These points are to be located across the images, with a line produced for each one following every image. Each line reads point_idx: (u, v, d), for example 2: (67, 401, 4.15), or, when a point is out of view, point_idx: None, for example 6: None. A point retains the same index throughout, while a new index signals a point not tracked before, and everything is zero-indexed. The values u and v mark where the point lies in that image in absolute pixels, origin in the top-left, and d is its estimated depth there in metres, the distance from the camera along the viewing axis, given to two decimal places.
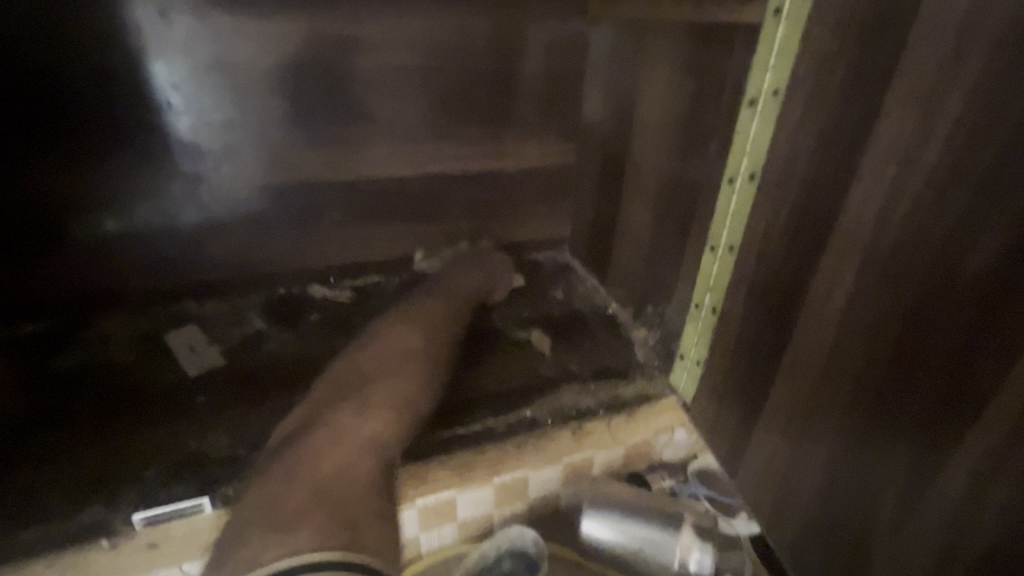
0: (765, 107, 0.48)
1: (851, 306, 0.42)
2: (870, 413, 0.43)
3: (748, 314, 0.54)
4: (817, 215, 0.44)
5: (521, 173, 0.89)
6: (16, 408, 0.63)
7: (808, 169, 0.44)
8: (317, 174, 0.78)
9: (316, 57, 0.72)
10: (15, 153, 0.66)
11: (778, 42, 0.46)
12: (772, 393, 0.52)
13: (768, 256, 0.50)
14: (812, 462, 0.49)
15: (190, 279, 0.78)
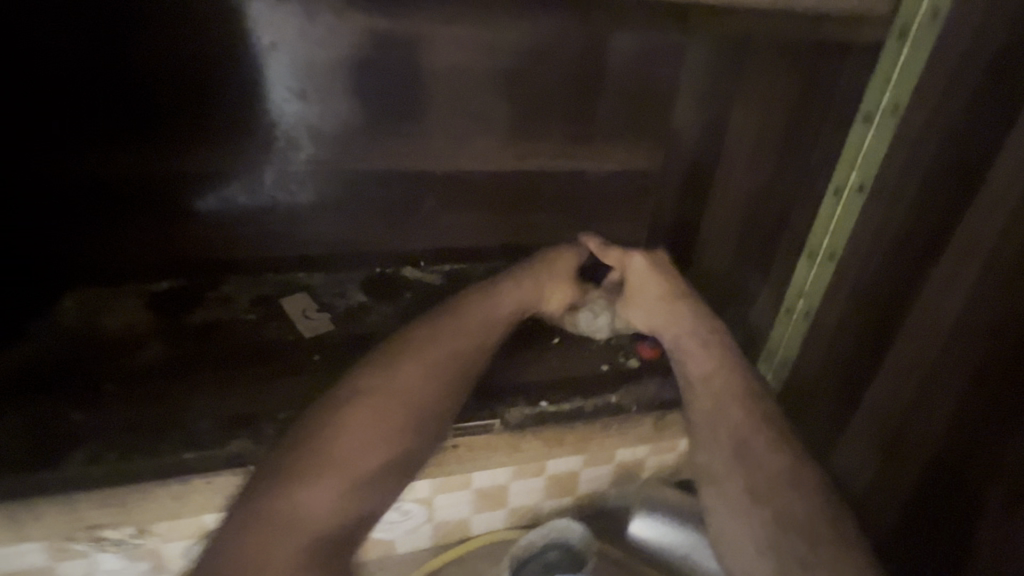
0: (880, 123, 0.68)
1: (966, 307, 0.59)
2: (971, 392, 0.58)
3: (856, 280, 0.72)
4: (932, 211, 0.62)
5: (603, 175, 0.90)
6: (155, 352, 0.67)
7: (914, 179, 0.65)
8: (415, 164, 0.83)
9: (415, 53, 0.75)
10: (136, 128, 0.70)
11: (896, 74, 0.66)
12: (877, 367, 0.69)
13: (881, 247, 0.69)
14: (917, 420, 0.64)
15: (301, 252, 0.84)
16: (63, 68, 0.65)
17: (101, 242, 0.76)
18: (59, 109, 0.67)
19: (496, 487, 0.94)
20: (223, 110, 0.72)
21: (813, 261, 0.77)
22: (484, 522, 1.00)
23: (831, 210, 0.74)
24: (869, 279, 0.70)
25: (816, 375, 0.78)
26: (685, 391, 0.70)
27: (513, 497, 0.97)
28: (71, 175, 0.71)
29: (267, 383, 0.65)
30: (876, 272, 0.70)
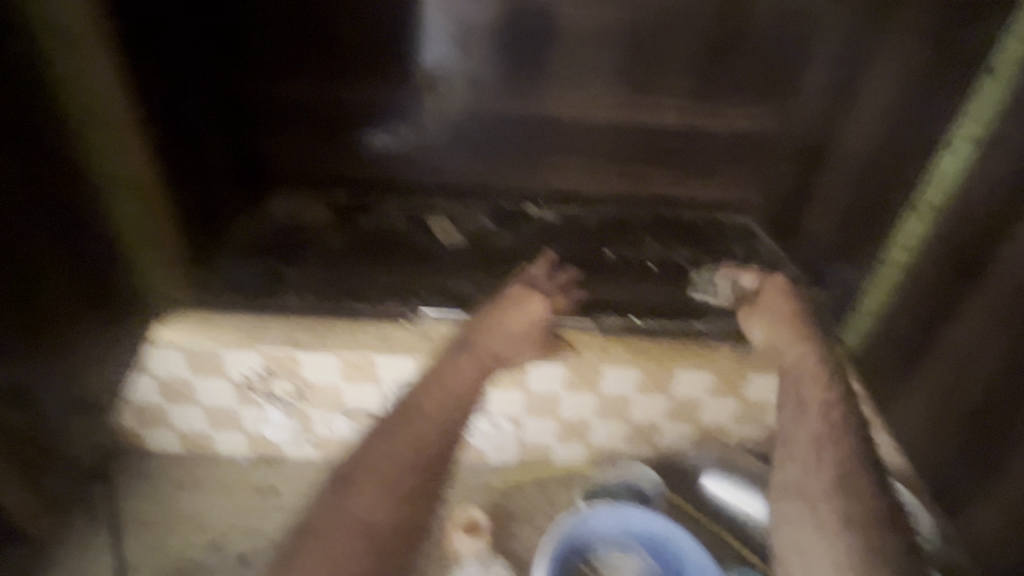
0: (982, 105, 0.72)
1: None
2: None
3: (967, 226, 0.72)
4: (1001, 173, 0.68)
5: (722, 136, 0.95)
6: (332, 241, 0.85)
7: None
8: (536, 113, 0.95)
9: (544, 13, 0.87)
10: (320, 70, 0.90)
11: (1012, 53, 0.69)
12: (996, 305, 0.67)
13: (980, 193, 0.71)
14: (975, 351, 0.70)
15: (436, 183, 0.99)
16: (287, 12, 0.85)
17: (296, 158, 0.95)
18: (279, 43, 0.87)
19: (580, 423, 0.99)
20: (396, 53, 0.90)
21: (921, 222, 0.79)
22: (565, 454, 1.07)
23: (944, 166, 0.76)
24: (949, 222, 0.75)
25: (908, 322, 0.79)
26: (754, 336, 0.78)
27: (594, 437, 1.03)
28: (284, 101, 0.91)
29: (419, 272, 0.81)
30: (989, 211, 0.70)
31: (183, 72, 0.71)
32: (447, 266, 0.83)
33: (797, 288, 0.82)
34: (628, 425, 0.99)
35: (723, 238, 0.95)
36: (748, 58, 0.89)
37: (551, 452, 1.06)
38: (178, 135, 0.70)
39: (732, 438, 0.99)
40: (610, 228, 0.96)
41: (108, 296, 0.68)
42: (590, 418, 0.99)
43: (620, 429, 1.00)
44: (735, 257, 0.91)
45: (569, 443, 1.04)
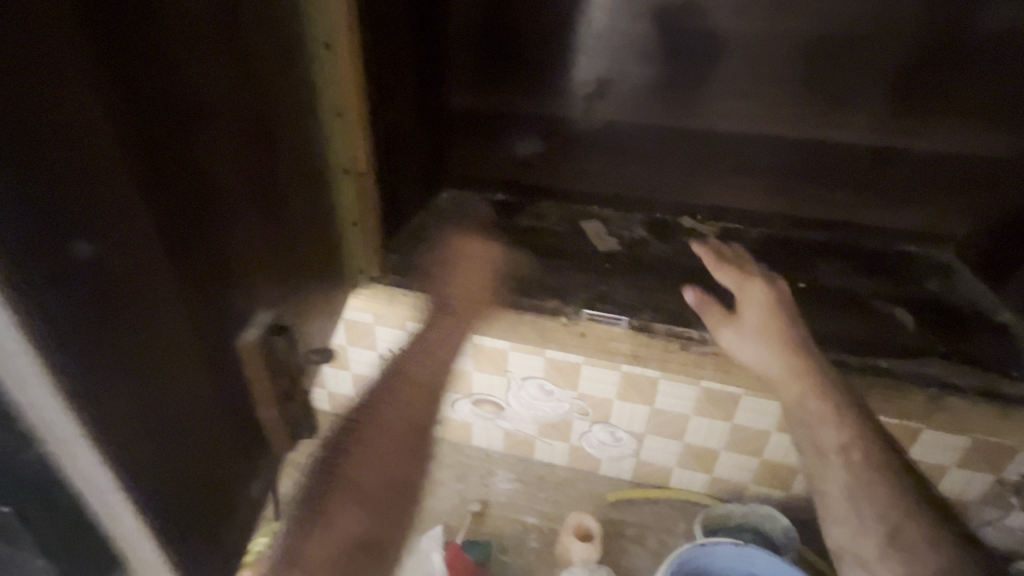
0: None
1: None
2: None
3: None
4: None
5: (926, 155, 0.85)
6: (501, 236, 0.91)
7: None
8: (693, 124, 0.93)
9: (706, 26, 0.85)
10: (484, 82, 0.97)
11: None
12: None
13: None
14: None
15: (598, 189, 1.02)
16: (482, 22, 0.92)
17: (471, 156, 1.03)
18: (469, 51, 0.94)
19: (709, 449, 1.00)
20: (572, 61, 0.93)
21: None
22: (684, 479, 1.09)
23: None
24: None
25: None
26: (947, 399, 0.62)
27: (719, 465, 1.04)
28: (467, 104, 0.99)
29: (579, 271, 0.82)
30: None
31: (407, 80, 0.81)
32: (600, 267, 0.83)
33: (1007, 349, 0.69)
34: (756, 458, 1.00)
35: (912, 271, 0.85)
36: (968, 71, 0.79)
37: (671, 475, 1.08)
38: (397, 135, 0.80)
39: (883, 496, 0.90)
40: (773, 247, 0.91)
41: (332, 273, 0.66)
42: (717, 446, 1.01)
43: (747, 462, 1.01)
44: (929, 293, 0.80)
45: (691, 468, 1.05)
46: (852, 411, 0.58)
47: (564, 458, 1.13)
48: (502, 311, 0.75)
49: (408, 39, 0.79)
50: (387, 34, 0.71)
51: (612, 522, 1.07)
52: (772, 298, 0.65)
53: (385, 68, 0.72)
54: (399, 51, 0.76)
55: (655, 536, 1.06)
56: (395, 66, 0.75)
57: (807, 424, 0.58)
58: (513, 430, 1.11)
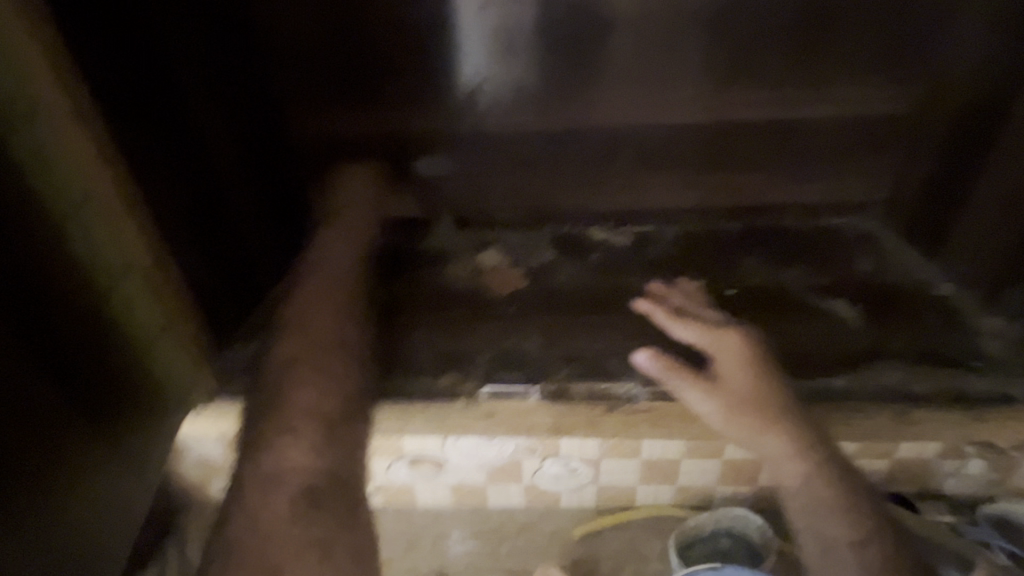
0: None
1: None
2: None
3: None
4: None
5: (837, 121, 0.77)
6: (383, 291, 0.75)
7: None
8: (584, 123, 0.80)
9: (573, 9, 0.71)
10: (328, 109, 0.79)
11: None
12: None
13: None
14: None
15: (492, 210, 0.87)
16: (305, 43, 0.74)
17: None
18: (299, 80, 0.77)
19: (670, 464, 0.90)
20: (425, 74, 0.77)
21: None
22: (651, 493, 0.98)
23: None
24: None
25: None
26: (908, 414, 0.54)
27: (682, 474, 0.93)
28: (315, 141, 0.82)
29: (479, 324, 0.68)
30: None
31: (207, 135, 0.64)
32: (502, 315, 0.69)
33: (959, 332, 0.61)
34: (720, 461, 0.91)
35: (840, 249, 0.77)
36: (864, 26, 0.70)
37: (637, 492, 0.97)
38: (208, 206, 0.63)
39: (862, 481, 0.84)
40: (695, 246, 0.81)
41: (112, 416, 0.55)
42: (678, 457, 0.90)
43: (712, 466, 0.91)
44: (863, 273, 0.72)
45: (655, 483, 0.95)
46: (832, 471, 0.50)
47: (519, 499, 0.99)
48: (390, 397, 0.61)
49: (191, 85, 0.61)
50: (144, 87, 0.53)
51: (587, 562, 0.95)
52: (751, 354, 0.55)
53: (153, 130, 0.54)
54: (177, 102, 0.58)
55: (634, 564, 0.95)
56: (175, 125, 0.58)
57: (793, 502, 0.50)
58: (457, 484, 0.96)
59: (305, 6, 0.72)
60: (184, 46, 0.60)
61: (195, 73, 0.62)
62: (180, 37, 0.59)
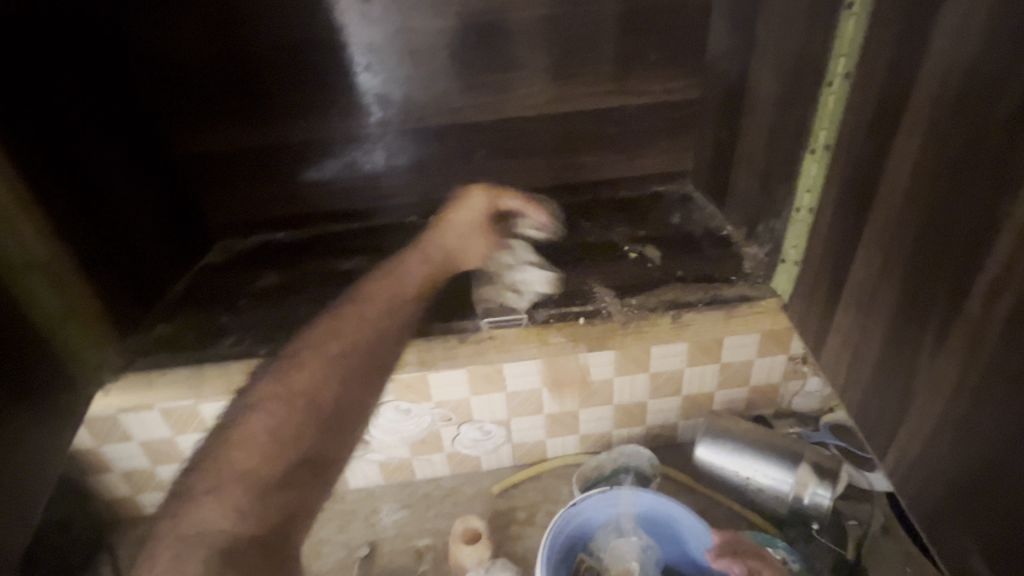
0: (838, 87, 0.54)
1: (889, 239, 0.47)
2: (894, 339, 0.48)
3: (834, 201, 0.56)
4: (856, 152, 0.52)
5: (644, 109, 0.96)
6: (282, 278, 0.87)
7: (872, 107, 0.49)
8: (443, 122, 0.95)
9: (417, 28, 0.87)
10: (213, 121, 0.90)
11: (849, 32, 0.51)
12: (841, 308, 0.55)
13: (838, 173, 0.55)
14: (852, 382, 0.54)
15: (379, 202, 1.00)
16: (192, 64, 0.86)
17: (235, 200, 0.97)
18: (191, 95, 0.88)
19: (568, 414, 1.04)
20: (297, 86, 0.89)
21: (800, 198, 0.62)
22: (560, 445, 1.12)
23: (815, 141, 0.58)
24: (817, 208, 0.59)
25: (833, 317, 0.57)
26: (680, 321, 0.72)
27: (582, 423, 1.07)
28: (210, 150, 0.93)
29: (363, 295, 0.82)
30: (840, 191, 0.54)
31: (99, 146, 0.73)
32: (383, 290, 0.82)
33: (727, 260, 0.80)
34: (613, 406, 1.05)
35: (660, 209, 0.96)
36: (647, 31, 0.89)
37: (546, 447, 1.11)
38: (106, 208, 0.72)
39: (717, 401, 1.06)
40: (549, 218, 0.97)
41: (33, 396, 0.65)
42: (574, 407, 1.04)
43: (606, 412, 1.06)
44: (672, 225, 0.91)
45: (560, 434, 1.09)
46: None
47: (444, 470, 1.12)
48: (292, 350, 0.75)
49: (79, 103, 0.71)
50: (30, 105, 0.62)
51: (502, 512, 1.09)
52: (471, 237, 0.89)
53: (47, 140, 0.64)
54: (66, 117, 0.68)
55: (534, 496, 1.10)
56: (66, 136, 0.67)
57: None
58: (387, 459, 1.08)
59: (180, 33, 0.83)
60: (70, 69, 0.70)
61: (85, 93, 0.72)
62: (65, 62, 0.69)
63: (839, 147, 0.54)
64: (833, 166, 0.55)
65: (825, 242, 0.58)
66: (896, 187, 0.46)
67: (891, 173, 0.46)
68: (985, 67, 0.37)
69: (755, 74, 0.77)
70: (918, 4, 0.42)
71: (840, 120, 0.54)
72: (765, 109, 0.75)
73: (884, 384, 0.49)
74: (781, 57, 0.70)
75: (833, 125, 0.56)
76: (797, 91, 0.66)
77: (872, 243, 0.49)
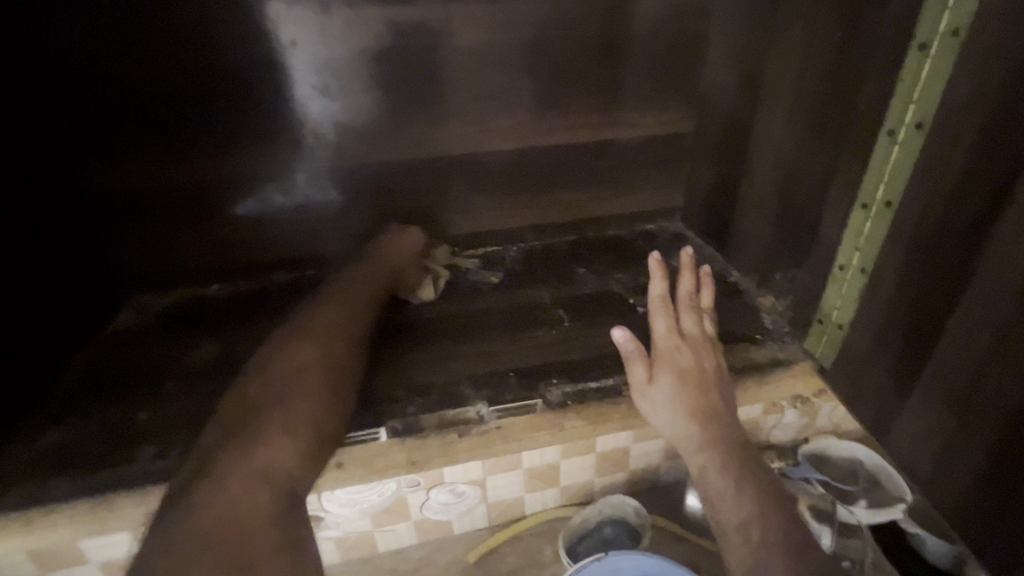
0: (906, 138, 0.48)
1: (1009, 321, 0.41)
2: (1019, 439, 0.41)
3: (901, 267, 0.49)
4: (939, 219, 0.45)
5: (636, 143, 0.88)
6: (219, 349, 0.71)
7: (967, 170, 0.43)
8: (416, 155, 0.82)
9: (394, 45, 0.74)
10: (125, 152, 0.73)
11: (923, 78, 0.46)
12: (919, 388, 0.49)
13: (909, 238, 0.48)
14: (948, 476, 0.47)
15: (337, 247, 0.86)
16: (103, 83, 0.68)
17: (155, 248, 0.79)
18: (100, 119, 0.70)
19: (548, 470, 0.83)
20: (241, 110, 0.73)
21: (848, 258, 0.55)
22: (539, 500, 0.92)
23: (869, 194, 0.52)
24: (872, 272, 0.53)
25: (910, 399, 0.50)
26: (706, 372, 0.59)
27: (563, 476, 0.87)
28: (124, 188, 0.75)
29: None
30: (913, 258, 0.48)
31: None
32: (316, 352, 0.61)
33: (744, 314, 0.73)
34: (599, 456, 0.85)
35: (656, 250, 0.88)
36: (641, 59, 0.81)
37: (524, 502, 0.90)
38: None
39: None
40: (536, 262, 0.87)
41: None
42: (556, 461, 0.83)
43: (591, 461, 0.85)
44: (672, 271, 0.83)
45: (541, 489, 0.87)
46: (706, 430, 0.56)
47: (411, 538, 0.89)
48: None
49: None
50: None
51: None
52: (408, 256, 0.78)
53: None
54: None
55: None
56: None
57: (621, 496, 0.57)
58: (342, 535, 0.84)
59: (81, 40, 0.66)
60: None
61: None
62: None
63: (907, 210, 0.48)
64: (899, 226, 0.49)
65: (889, 311, 0.51)
66: (1014, 266, 0.40)
67: (1005, 252, 0.41)
68: None
69: (764, 111, 0.71)
70: None
71: (910, 174, 0.48)
72: (777, 151, 0.69)
73: (1002, 479, 0.43)
74: (802, 95, 0.64)
75: (896, 179, 0.49)
76: (827, 138, 0.60)
77: (977, 325, 0.43)
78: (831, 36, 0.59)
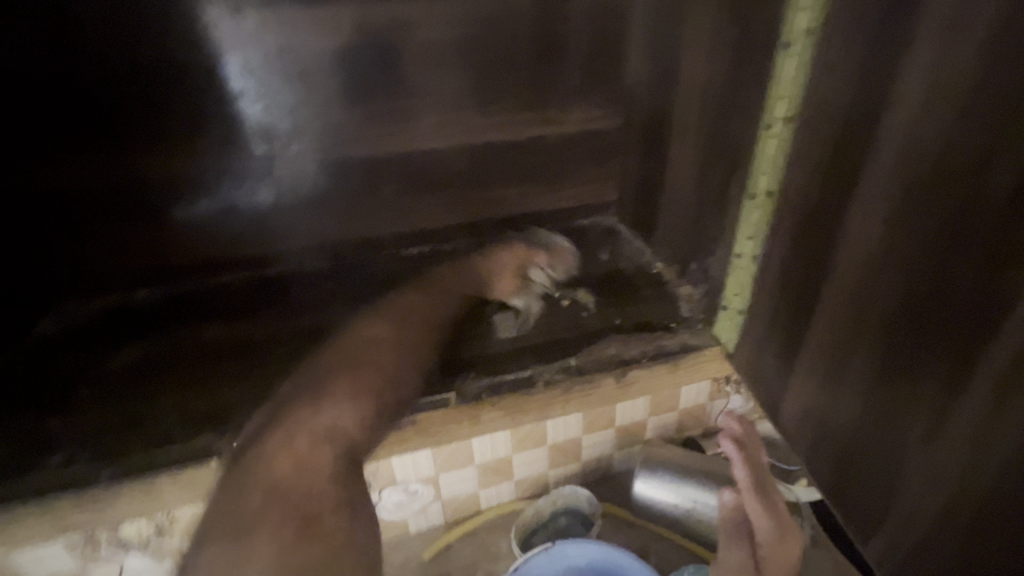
0: (778, 131, 0.52)
1: (861, 301, 0.44)
2: (876, 409, 0.45)
3: (781, 254, 0.52)
4: (805, 207, 0.48)
5: (564, 139, 0.90)
6: (140, 355, 0.70)
7: (823, 162, 0.46)
8: (346, 156, 0.82)
9: (313, 46, 0.74)
10: (38, 158, 0.72)
11: (788, 73, 0.49)
12: (799, 366, 0.52)
13: (784, 226, 0.51)
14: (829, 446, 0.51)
15: (271, 249, 0.85)
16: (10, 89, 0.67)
17: (76, 255, 0.78)
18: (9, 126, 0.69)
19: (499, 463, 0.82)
20: (159, 112, 0.73)
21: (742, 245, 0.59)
22: (494, 492, 0.91)
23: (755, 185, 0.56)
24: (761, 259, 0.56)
25: (794, 377, 0.53)
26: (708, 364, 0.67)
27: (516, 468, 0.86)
28: (39, 195, 0.73)
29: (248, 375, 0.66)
30: (788, 245, 0.51)
31: None
32: None
33: (664, 303, 0.76)
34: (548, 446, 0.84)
35: (589, 243, 0.90)
36: (564, 57, 0.83)
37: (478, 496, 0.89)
38: None
39: None
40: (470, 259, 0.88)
41: None
42: (507, 453, 0.82)
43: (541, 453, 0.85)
44: (601, 263, 0.85)
45: (493, 483, 0.87)
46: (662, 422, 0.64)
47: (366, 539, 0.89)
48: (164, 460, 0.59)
49: None
50: None
51: None
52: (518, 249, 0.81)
53: None
54: None
55: None
56: None
57: None
58: None
59: None
60: None
61: None
62: None
63: (783, 200, 0.51)
64: (777, 214, 0.52)
65: (773, 295, 0.54)
66: (861, 251, 0.43)
67: (854, 237, 0.44)
68: (967, 135, 0.35)
69: (676, 107, 0.74)
70: (878, 60, 0.40)
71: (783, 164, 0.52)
72: (689, 146, 0.72)
73: (869, 446, 0.46)
74: (705, 90, 0.66)
75: (773, 170, 0.53)
76: (725, 131, 0.63)
77: (837, 307, 0.46)
78: (725, 33, 0.61)
